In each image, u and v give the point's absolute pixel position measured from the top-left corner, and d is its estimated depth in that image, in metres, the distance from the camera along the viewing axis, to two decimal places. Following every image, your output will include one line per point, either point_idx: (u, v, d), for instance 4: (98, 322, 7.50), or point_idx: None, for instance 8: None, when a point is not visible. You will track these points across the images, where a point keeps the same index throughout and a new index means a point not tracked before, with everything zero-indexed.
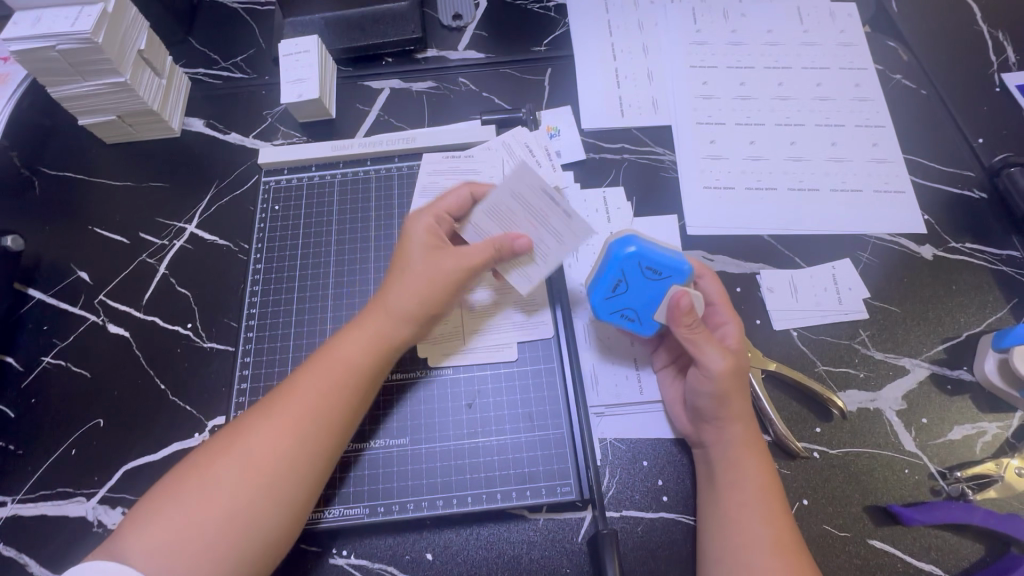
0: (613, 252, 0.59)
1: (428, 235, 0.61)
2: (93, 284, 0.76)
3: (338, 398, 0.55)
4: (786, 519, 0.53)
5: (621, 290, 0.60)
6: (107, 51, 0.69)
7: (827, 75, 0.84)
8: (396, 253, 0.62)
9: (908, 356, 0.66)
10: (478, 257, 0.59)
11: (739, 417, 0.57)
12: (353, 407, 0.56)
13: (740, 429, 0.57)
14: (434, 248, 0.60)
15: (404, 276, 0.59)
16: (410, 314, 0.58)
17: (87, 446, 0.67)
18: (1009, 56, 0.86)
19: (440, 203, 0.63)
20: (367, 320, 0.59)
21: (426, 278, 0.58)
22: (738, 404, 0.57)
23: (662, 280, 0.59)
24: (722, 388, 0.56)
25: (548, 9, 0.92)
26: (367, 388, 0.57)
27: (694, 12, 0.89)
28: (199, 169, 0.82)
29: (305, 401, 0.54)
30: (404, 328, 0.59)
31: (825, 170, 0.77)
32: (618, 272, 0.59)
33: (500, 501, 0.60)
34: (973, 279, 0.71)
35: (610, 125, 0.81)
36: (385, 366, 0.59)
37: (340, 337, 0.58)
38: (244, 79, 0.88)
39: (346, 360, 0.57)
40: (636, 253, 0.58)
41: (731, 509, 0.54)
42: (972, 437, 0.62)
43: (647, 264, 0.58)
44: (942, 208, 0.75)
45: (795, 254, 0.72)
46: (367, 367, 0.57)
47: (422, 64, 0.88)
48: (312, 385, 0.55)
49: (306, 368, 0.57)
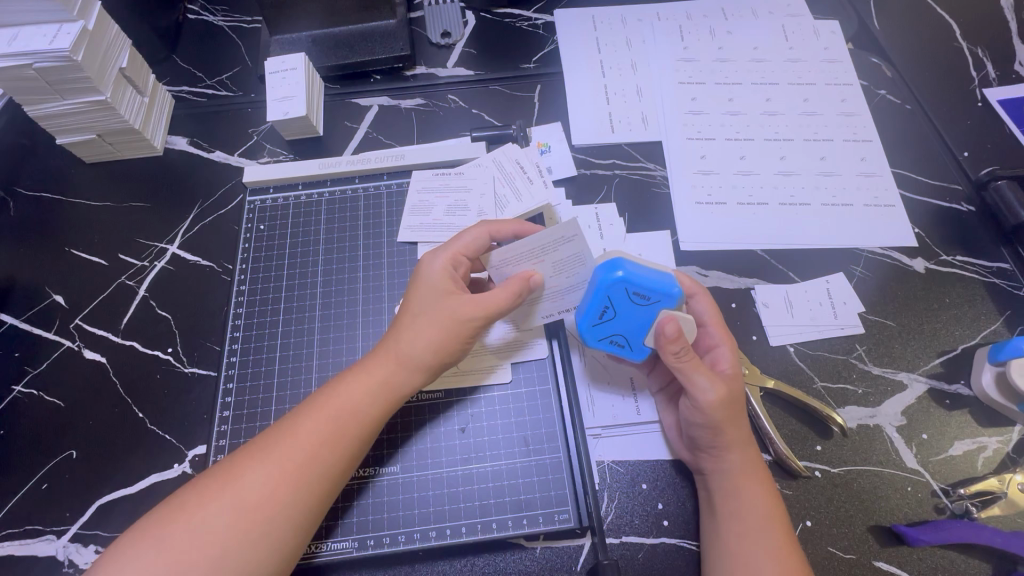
0: (600, 278, 0.56)
1: (447, 278, 0.58)
2: (68, 308, 0.73)
3: (336, 445, 0.52)
4: (792, 548, 0.52)
5: (609, 315, 0.58)
6: (87, 69, 0.68)
7: (814, 90, 0.85)
8: (411, 291, 0.60)
9: (906, 370, 0.66)
10: (503, 307, 0.56)
11: (737, 444, 0.55)
12: (351, 455, 0.53)
13: (739, 456, 0.55)
14: (449, 292, 0.58)
15: (418, 321, 0.57)
16: (421, 365, 0.56)
17: (59, 479, 0.64)
18: (989, 71, 0.88)
19: (453, 243, 0.60)
20: (373, 363, 0.56)
21: (446, 326, 0.56)
22: (734, 431, 0.55)
23: (651, 305, 0.56)
24: (716, 418, 0.54)
25: (536, 27, 0.92)
26: (366, 435, 0.54)
27: (680, 30, 0.91)
28: (182, 187, 0.80)
29: (300, 448, 0.51)
30: (411, 376, 0.56)
31: (816, 185, 0.77)
32: (605, 297, 0.56)
33: (496, 531, 0.58)
34: (966, 292, 0.71)
35: (601, 141, 0.81)
36: (389, 411, 0.56)
37: (343, 379, 0.56)
38: (230, 96, 0.87)
39: (348, 406, 0.54)
40: (625, 279, 0.55)
41: (732, 541, 0.52)
42: (973, 452, 0.61)
43: (634, 289, 0.55)
44: (931, 221, 0.75)
45: (788, 268, 0.72)
46: (370, 415, 0.54)
47: (411, 81, 0.87)
48: (308, 429, 0.52)
49: (304, 411, 0.54)
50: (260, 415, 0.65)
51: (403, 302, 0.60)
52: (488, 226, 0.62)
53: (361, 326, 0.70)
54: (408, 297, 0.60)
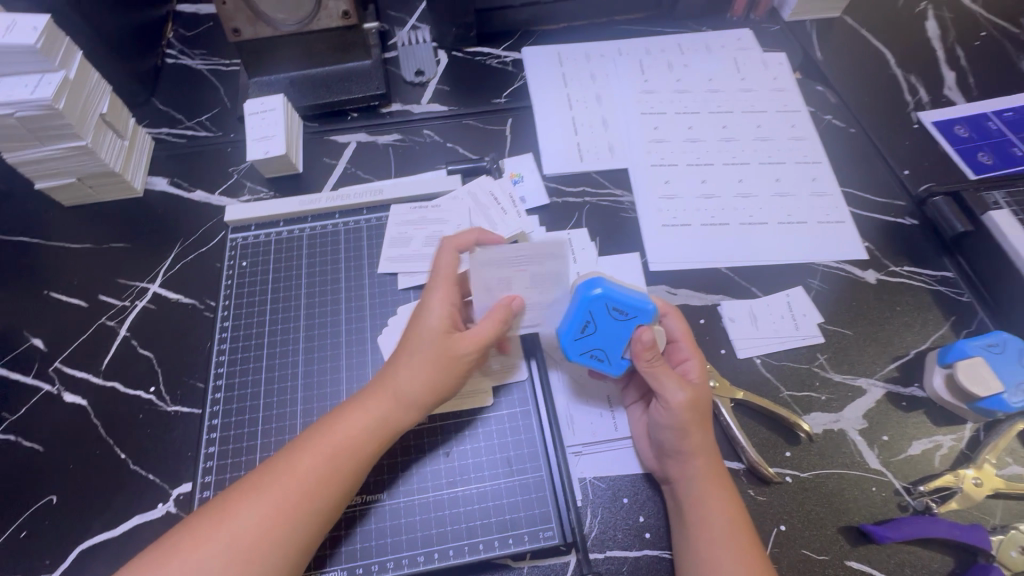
0: (581, 296, 0.60)
1: (443, 315, 0.59)
2: (47, 352, 0.73)
3: (332, 482, 0.53)
4: (758, 553, 0.54)
5: (590, 329, 0.61)
6: (68, 116, 0.70)
7: (766, 117, 0.92)
8: (409, 326, 0.61)
9: (864, 376, 0.70)
10: (494, 338, 0.59)
11: (700, 450, 0.58)
12: (345, 493, 0.54)
13: (702, 463, 0.58)
14: (445, 329, 0.59)
15: (414, 359, 0.58)
16: (418, 405, 0.58)
17: (38, 526, 0.63)
18: (923, 96, 0.96)
19: (446, 277, 0.61)
20: (370, 399, 0.57)
21: (444, 366, 0.57)
22: (698, 437, 0.58)
23: (630, 320, 0.60)
24: (683, 421, 0.57)
25: (505, 64, 0.98)
26: (361, 473, 0.56)
27: (641, 64, 0.97)
28: (162, 227, 0.82)
29: (296, 486, 0.52)
30: (408, 413, 0.57)
31: (772, 205, 0.83)
32: (586, 313, 0.60)
33: (483, 552, 0.59)
34: (914, 299, 0.76)
35: (570, 169, 0.85)
36: (383, 448, 0.58)
37: (340, 417, 0.57)
38: (209, 137, 0.90)
39: (345, 445, 0.55)
40: (603, 295, 0.59)
41: (701, 548, 0.54)
42: (930, 450, 0.65)
43: (613, 304, 0.60)
44: (879, 235, 0.81)
45: (751, 283, 0.76)
46: (365, 453, 0.55)
47: (387, 118, 0.91)
48: (305, 468, 0.53)
49: (301, 448, 0.55)
50: (246, 451, 0.66)
51: (400, 337, 0.61)
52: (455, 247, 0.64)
53: (345, 356, 0.71)
54: (405, 332, 0.61)
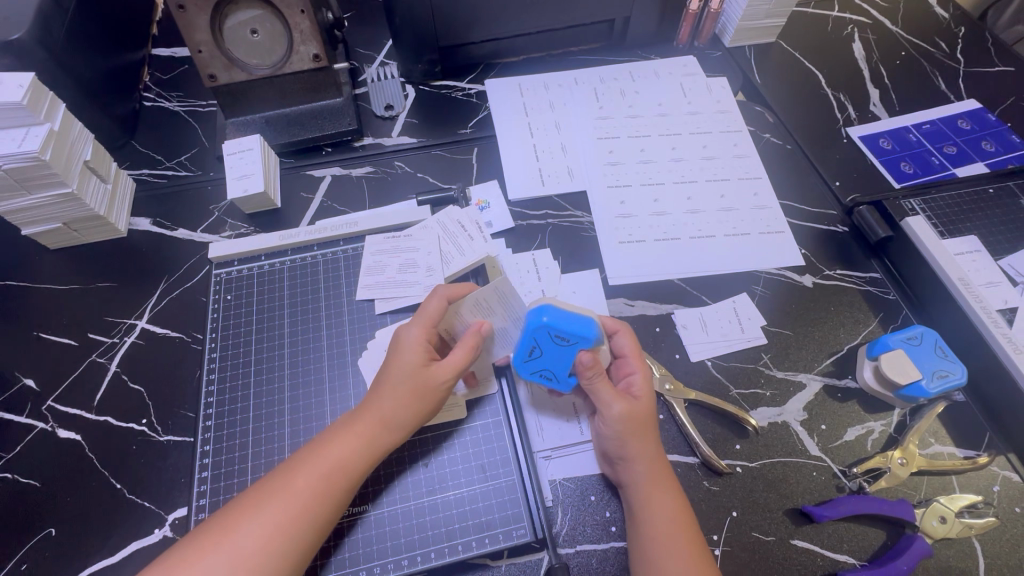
0: (530, 322, 0.65)
1: (419, 348, 0.65)
2: (40, 391, 0.76)
3: (327, 497, 0.58)
4: (694, 546, 0.60)
5: (537, 353, 0.67)
6: (55, 165, 0.74)
7: (712, 138, 1.00)
8: (387, 359, 0.66)
9: (804, 372, 0.77)
10: (464, 366, 0.65)
11: (643, 457, 0.64)
12: (338, 508, 0.59)
13: (647, 467, 0.63)
14: (422, 362, 0.64)
15: (397, 388, 0.63)
16: (402, 428, 0.63)
17: (40, 558, 0.66)
18: (851, 113, 1.05)
19: (425, 314, 0.67)
20: (358, 424, 0.62)
21: (422, 393, 0.63)
22: (638, 445, 0.64)
23: (572, 345, 0.65)
24: (619, 430, 0.64)
25: (469, 96, 1.05)
26: (351, 490, 0.61)
27: (596, 93, 1.05)
28: (148, 265, 0.86)
29: (293, 502, 0.57)
30: (394, 436, 0.63)
31: (718, 219, 0.90)
32: (532, 339, 0.65)
33: (462, 552, 0.64)
34: (847, 299, 0.84)
35: (533, 194, 0.92)
36: (371, 468, 0.62)
37: (331, 440, 0.62)
38: (189, 176, 0.94)
39: (338, 464, 0.60)
40: (548, 323, 0.64)
41: (643, 544, 0.60)
42: (863, 435, 0.73)
43: (557, 332, 0.64)
44: (815, 242, 0.89)
45: (701, 292, 0.84)
46: (357, 471, 0.60)
47: (360, 151, 0.97)
48: (302, 486, 0.58)
49: (296, 468, 0.59)
50: (237, 473, 0.70)
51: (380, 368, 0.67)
52: (446, 292, 0.69)
53: (328, 381, 0.76)
54: (384, 364, 0.66)
